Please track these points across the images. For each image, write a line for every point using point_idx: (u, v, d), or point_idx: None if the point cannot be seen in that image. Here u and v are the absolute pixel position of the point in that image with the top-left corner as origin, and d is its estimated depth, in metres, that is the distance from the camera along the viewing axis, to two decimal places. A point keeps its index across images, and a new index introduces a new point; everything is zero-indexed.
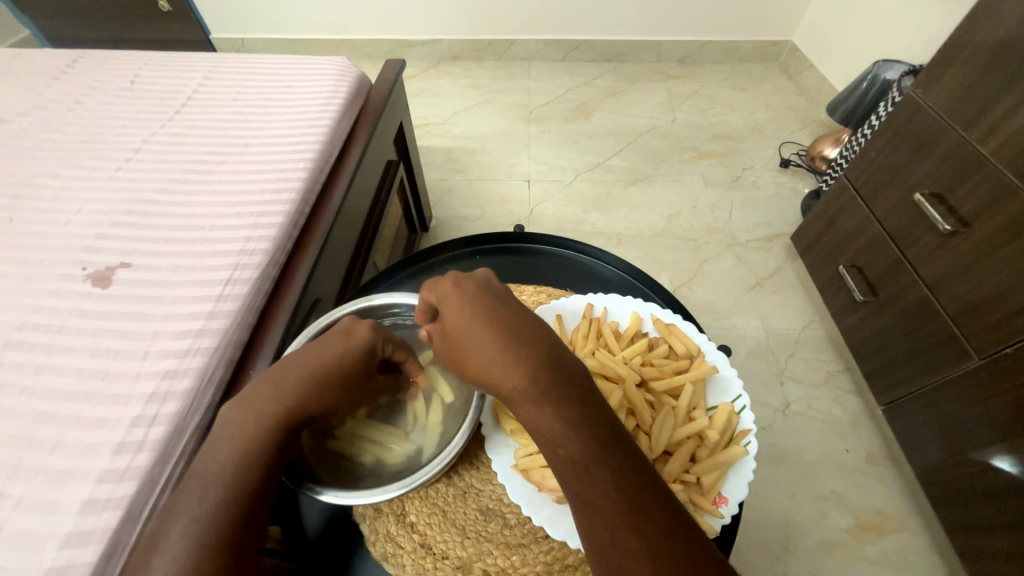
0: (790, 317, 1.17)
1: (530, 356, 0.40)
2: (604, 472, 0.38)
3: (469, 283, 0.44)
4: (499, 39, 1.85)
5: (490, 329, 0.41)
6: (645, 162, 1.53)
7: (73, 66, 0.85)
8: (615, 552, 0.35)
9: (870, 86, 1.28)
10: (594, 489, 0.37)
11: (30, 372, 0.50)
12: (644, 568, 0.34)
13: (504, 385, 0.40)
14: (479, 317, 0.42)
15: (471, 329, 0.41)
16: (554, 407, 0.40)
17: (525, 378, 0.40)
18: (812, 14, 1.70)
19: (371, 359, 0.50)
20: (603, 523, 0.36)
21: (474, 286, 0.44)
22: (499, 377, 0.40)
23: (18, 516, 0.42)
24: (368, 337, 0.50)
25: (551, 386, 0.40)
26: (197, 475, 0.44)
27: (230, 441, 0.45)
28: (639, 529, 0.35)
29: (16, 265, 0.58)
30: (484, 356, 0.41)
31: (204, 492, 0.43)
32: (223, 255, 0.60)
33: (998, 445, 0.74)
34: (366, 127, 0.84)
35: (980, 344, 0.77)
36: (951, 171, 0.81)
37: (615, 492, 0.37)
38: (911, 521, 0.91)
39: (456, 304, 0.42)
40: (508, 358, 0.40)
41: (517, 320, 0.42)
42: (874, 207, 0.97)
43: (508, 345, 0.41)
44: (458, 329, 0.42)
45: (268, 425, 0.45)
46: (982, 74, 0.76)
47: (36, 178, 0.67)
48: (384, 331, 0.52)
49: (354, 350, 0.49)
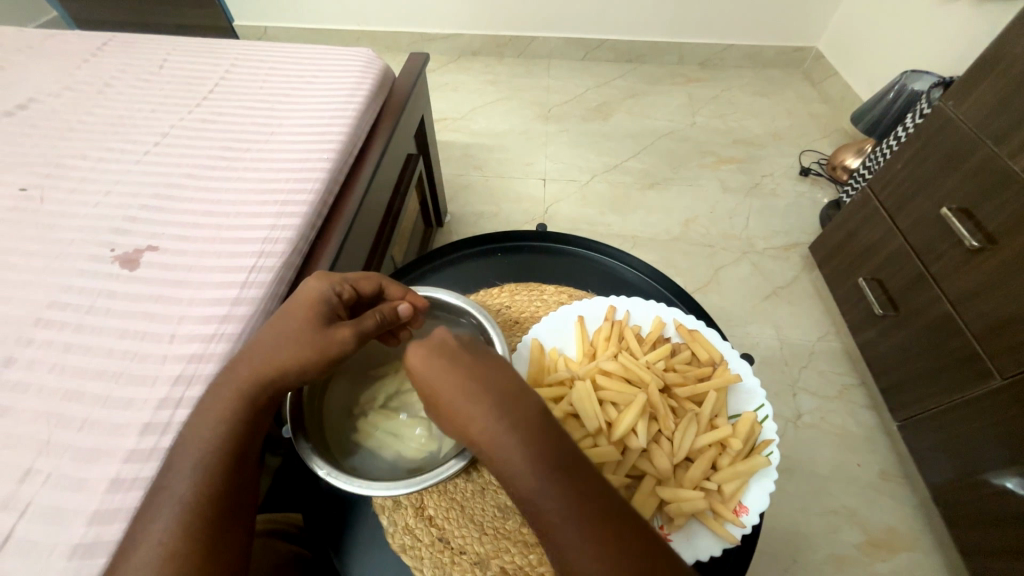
0: (806, 328, 1.16)
1: (496, 415, 0.41)
2: (576, 533, 0.37)
3: (440, 340, 0.46)
4: (520, 35, 1.84)
5: (459, 391, 0.42)
6: (663, 165, 1.52)
7: (103, 49, 0.86)
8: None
9: (897, 96, 1.26)
10: (569, 549, 0.37)
11: (59, 350, 0.50)
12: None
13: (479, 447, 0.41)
14: (448, 376, 0.43)
15: (443, 388, 0.43)
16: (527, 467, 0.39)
17: (495, 438, 0.40)
18: (838, 20, 1.68)
19: (328, 302, 0.49)
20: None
21: (440, 342, 0.45)
22: (471, 438, 0.41)
23: (48, 491, 0.43)
24: (317, 283, 0.50)
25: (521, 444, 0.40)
26: (178, 454, 0.44)
27: (209, 418, 0.45)
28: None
29: (47, 244, 0.58)
30: (457, 419, 0.42)
31: (184, 470, 0.43)
32: (249, 242, 0.60)
33: (1016, 467, 0.73)
34: (389, 119, 0.84)
35: (1003, 364, 0.75)
36: (981, 187, 0.80)
37: (591, 554, 0.36)
38: (923, 540, 0.90)
39: (427, 363, 0.44)
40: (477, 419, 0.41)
41: (483, 378, 0.43)
42: (898, 220, 0.96)
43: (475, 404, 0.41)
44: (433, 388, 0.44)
45: (246, 399, 0.45)
46: (1017, 88, 0.74)
47: (67, 159, 0.68)
48: (331, 274, 0.51)
49: (306, 298, 0.48)
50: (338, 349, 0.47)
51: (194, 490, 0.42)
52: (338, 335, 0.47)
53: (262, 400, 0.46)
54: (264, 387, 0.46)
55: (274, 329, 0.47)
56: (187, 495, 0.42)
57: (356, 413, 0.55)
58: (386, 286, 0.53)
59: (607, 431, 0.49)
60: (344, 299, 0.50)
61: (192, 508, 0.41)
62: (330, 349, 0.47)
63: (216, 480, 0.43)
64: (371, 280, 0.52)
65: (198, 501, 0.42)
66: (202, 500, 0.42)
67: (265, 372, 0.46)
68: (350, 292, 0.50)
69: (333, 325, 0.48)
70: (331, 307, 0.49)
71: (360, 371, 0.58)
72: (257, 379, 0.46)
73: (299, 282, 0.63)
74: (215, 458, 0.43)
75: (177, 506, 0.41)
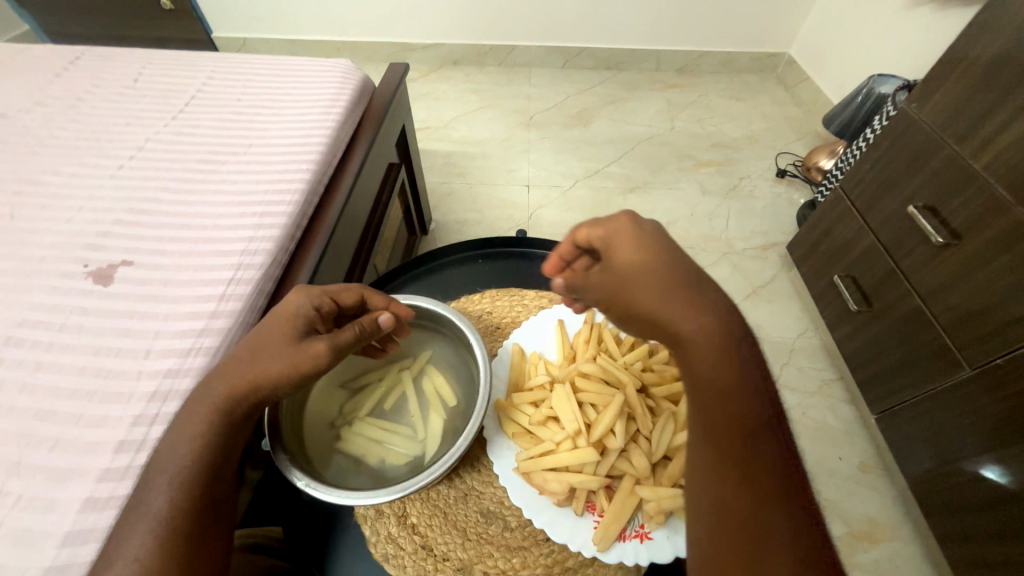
0: (786, 325, 1.19)
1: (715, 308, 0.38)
2: (761, 443, 0.37)
3: (644, 227, 0.42)
4: (500, 44, 1.87)
5: (674, 272, 0.39)
6: (644, 170, 1.54)
7: (75, 63, 0.85)
8: (760, 525, 0.34)
9: (865, 100, 1.30)
10: (748, 462, 0.36)
11: (30, 369, 0.49)
12: (782, 543, 0.34)
13: (686, 326, 0.38)
14: (661, 256, 0.40)
15: (657, 269, 0.39)
16: (737, 364, 0.37)
17: (712, 326, 0.37)
18: (808, 26, 1.73)
19: (306, 316, 0.48)
20: (747, 496, 0.35)
21: (651, 230, 0.42)
22: (682, 318, 0.38)
23: (18, 514, 0.42)
24: (296, 297, 0.49)
25: (733, 339, 0.38)
26: (156, 470, 0.43)
27: (185, 434, 0.44)
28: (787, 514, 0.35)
29: (18, 261, 0.57)
30: (674, 292, 0.38)
31: (161, 486, 0.42)
32: (227, 255, 0.60)
33: (988, 455, 0.75)
34: (369, 129, 0.85)
35: (971, 355, 0.78)
36: (943, 185, 0.83)
37: (769, 473, 0.36)
38: (903, 529, 0.92)
39: (636, 246, 0.41)
40: (691, 303, 0.38)
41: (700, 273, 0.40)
42: (868, 218, 0.99)
43: (692, 291, 0.39)
44: (641, 268, 0.40)
45: (223, 414, 0.45)
46: (975, 90, 0.78)
47: (38, 174, 0.66)
48: (310, 288, 0.51)
49: (288, 312, 0.48)
50: (312, 363, 0.46)
51: (170, 506, 0.41)
52: (311, 350, 0.46)
53: (240, 416, 0.46)
54: (241, 402, 0.45)
55: (249, 344, 0.47)
56: (164, 511, 0.41)
57: (337, 425, 0.55)
58: (367, 296, 0.53)
59: (585, 432, 0.49)
60: (324, 312, 0.50)
61: (168, 524, 0.41)
62: (305, 365, 0.46)
63: (193, 496, 0.42)
64: (352, 292, 0.52)
65: (174, 518, 0.41)
66: (179, 515, 0.41)
67: (241, 388, 0.45)
68: (329, 305, 0.50)
69: (308, 340, 0.47)
70: (311, 321, 0.49)
71: (340, 383, 0.58)
72: (234, 391, 0.45)
73: (279, 293, 0.62)
74: (192, 473, 0.43)
75: (152, 522, 0.41)
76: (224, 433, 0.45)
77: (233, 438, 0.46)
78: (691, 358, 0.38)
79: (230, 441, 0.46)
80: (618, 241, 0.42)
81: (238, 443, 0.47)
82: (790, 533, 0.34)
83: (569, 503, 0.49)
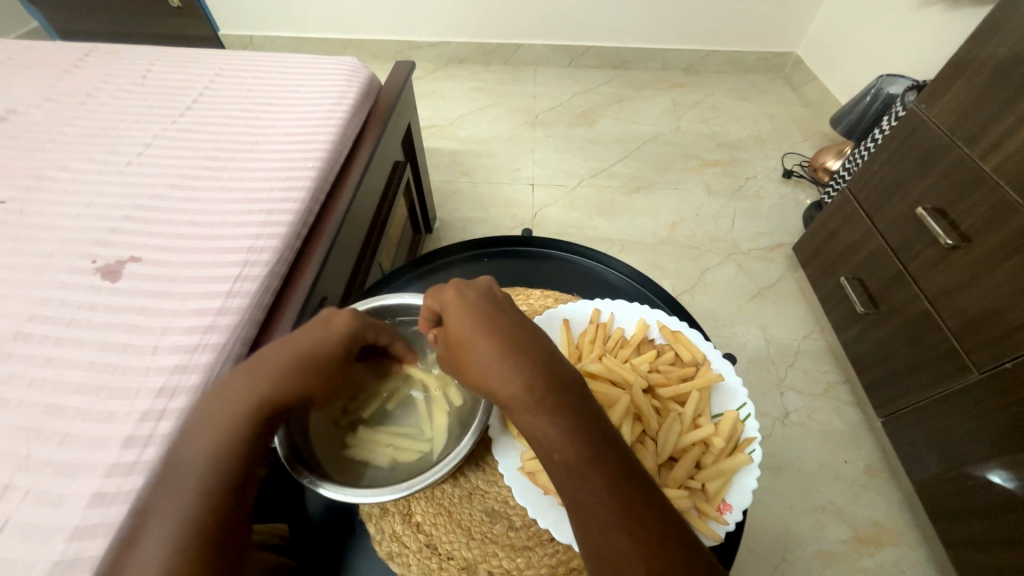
0: (792, 327, 1.18)
1: (526, 359, 0.42)
2: (596, 472, 0.38)
3: (469, 291, 0.45)
4: (506, 43, 1.86)
5: (487, 327, 0.43)
6: (649, 170, 1.54)
7: (85, 59, 0.86)
8: (615, 556, 0.35)
9: (874, 100, 1.29)
10: (588, 498, 0.37)
11: (39, 364, 0.50)
12: (638, 569, 0.34)
13: (501, 386, 0.41)
14: (476, 322, 0.43)
15: (470, 325, 0.43)
16: (547, 401, 0.40)
17: (518, 382, 0.41)
18: (816, 25, 1.72)
19: (353, 345, 0.49)
20: (598, 525, 0.36)
21: (474, 292, 0.45)
22: (498, 379, 0.41)
23: (27, 507, 0.42)
24: (348, 326, 0.49)
25: (541, 378, 0.41)
26: (180, 473, 0.41)
27: (211, 434, 0.42)
28: (641, 528, 0.36)
29: (27, 257, 0.58)
30: (487, 359, 0.42)
31: (186, 491, 0.40)
32: (234, 251, 0.60)
33: (994, 459, 0.75)
34: (375, 127, 0.85)
35: (980, 358, 0.77)
36: (953, 187, 0.82)
37: (620, 503, 0.37)
38: (908, 534, 0.91)
39: (461, 310, 0.44)
40: (513, 362, 0.41)
41: (516, 326, 0.44)
42: (876, 219, 0.98)
43: (507, 351, 0.42)
44: (463, 322, 0.43)
45: (252, 417, 0.44)
46: (985, 92, 0.77)
47: (47, 170, 0.67)
48: (362, 314, 0.51)
49: (339, 331, 0.48)
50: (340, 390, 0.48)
51: (196, 513, 0.40)
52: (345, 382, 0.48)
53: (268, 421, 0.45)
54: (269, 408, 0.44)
55: (285, 350, 0.46)
56: (189, 519, 0.39)
57: (341, 423, 0.54)
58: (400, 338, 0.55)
59: None
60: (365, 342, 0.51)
61: (194, 532, 0.39)
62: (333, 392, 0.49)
63: (218, 503, 0.40)
64: (389, 330, 0.54)
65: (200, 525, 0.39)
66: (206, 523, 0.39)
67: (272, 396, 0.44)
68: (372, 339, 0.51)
69: (348, 369, 0.49)
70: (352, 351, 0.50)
71: None
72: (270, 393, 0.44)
73: (284, 291, 0.62)
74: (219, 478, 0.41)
75: (178, 530, 0.39)
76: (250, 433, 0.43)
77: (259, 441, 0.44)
78: (524, 417, 0.41)
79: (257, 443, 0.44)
80: (452, 300, 0.44)
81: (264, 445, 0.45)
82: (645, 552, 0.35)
83: None
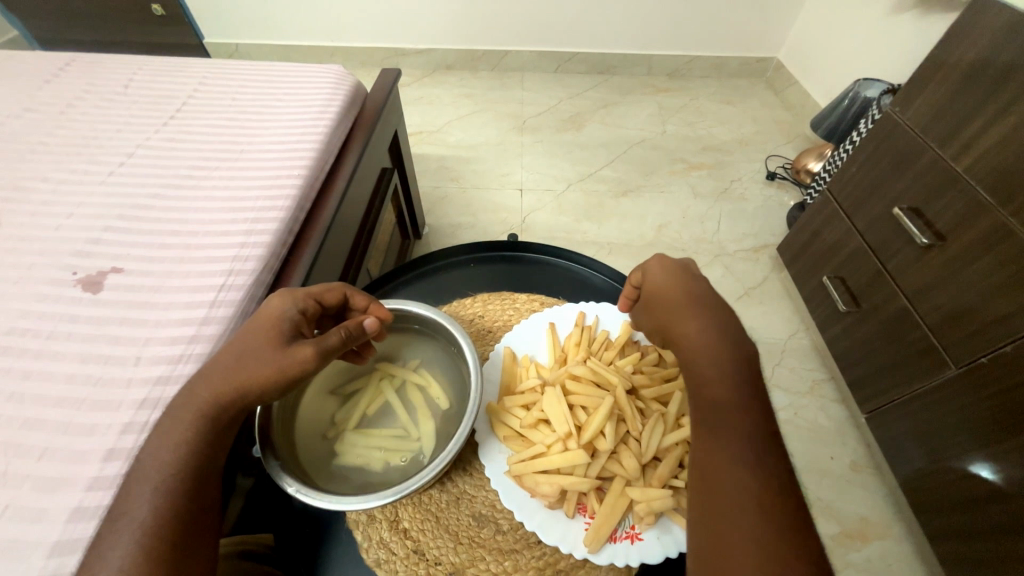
0: (777, 327, 1.20)
1: (736, 347, 0.48)
2: (746, 438, 0.43)
3: (678, 262, 0.55)
4: (494, 49, 1.88)
5: (704, 307, 0.50)
6: (636, 173, 1.56)
7: (65, 69, 0.85)
8: (739, 484, 0.41)
9: (851, 103, 1.33)
10: (726, 471, 0.42)
11: (18, 377, 0.49)
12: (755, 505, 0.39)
13: (685, 330, 0.50)
14: (681, 284, 0.52)
15: (681, 299, 0.52)
16: (725, 357, 0.47)
17: (703, 335, 0.49)
18: (795, 31, 1.76)
19: (292, 318, 0.49)
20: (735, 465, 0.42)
21: (680, 265, 0.55)
22: (687, 322, 0.50)
23: (5, 524, 0.41)
24: (280, 301, 0.49)
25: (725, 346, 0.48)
26: (139, 478, 0.42)
27: (169, 440, 0.43)
28: (791, 519, 0.39)
29: (7, 268, 0.57)
30: (683, 308, 0.51)
31: (145, 495, 0.41)
32: (218, 261, 0.59)
33: (975, 452, 0.76)
34: (362, 133, 0.85)
35: (957, 354, 0.79)
36: (927, 187, 0.85)
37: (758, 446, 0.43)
38: (895, 528, 0.92)
39: (673, 272, 0.54)
40: (692, 317, 0.50)
41: (714, 299, 0.52)
42: (855, 219, 1.01)
43: (700, 311, 0.50)
44: (668, 293, 0.53)
45: (201, 422, 0.44)
46: (956, 95, 0.80)
47: (28, 181, 0.66)
48: (293, 291, 0.51)
49: (269, 316, 0.48)
50: (301, 368, 0.46)
51: (156, 515, 0.41)
52: (300, 355, 0.46)
53: (225, 421, 0.45)
54: (228, 408, 0.45)
55: (233, 351, 0.47)
56: (149, 521, 0.40)
57: (330, 436, 0.55)
58: (350, 295, 0.54)
59: (576, 434, 0.50)
60: (309, 314, 0.50)
61: (154, 532, 0.40)
62: (290, 369, 0.46)
63: (179, 505, 0.42)
64: (335, 291, 0.53)
65: (159, 527, 0.40)
66: (164, 525, 0.40)
67: (226, 394, 0.45)
68: (314, 307, 0.51)
69: (296, 343, 0.47)
70: (296, 324, 0.49)
71: (327, 391, 0.58)
72: (222, 395, 0.45)
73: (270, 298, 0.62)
74: (178, 481, 0.42)
75: (135, 536, 0.40)
76: (206, 443, 0.44)
77: (217, 445, 0.45)
78: (696, 357, 0.48)
79: (216, 447, 0.45)
80: (649, 267, 0.55)
81: (222, 450, 0.46)
82: (787, 545, 0.37)
83: (560, 505, 0.50)
